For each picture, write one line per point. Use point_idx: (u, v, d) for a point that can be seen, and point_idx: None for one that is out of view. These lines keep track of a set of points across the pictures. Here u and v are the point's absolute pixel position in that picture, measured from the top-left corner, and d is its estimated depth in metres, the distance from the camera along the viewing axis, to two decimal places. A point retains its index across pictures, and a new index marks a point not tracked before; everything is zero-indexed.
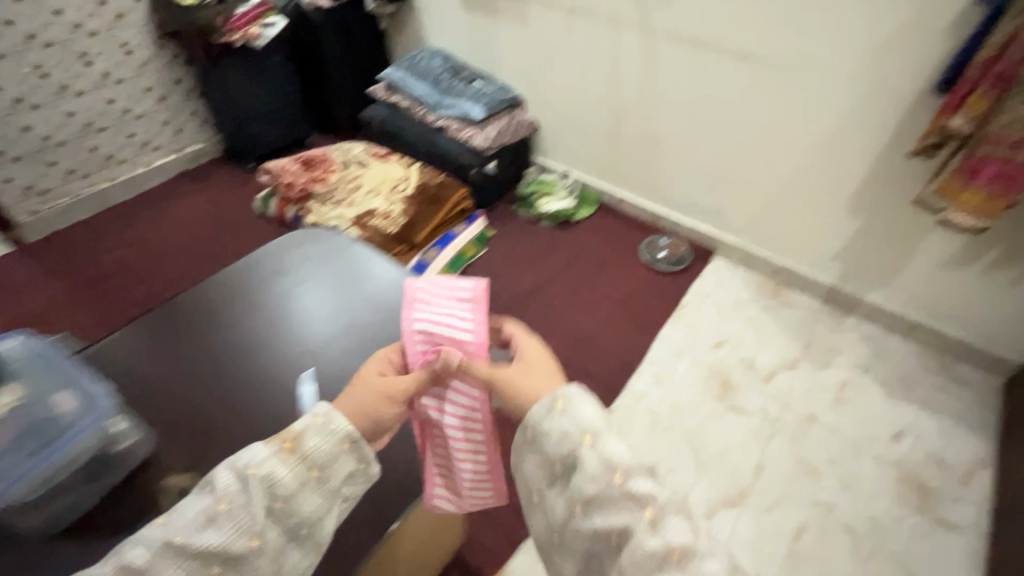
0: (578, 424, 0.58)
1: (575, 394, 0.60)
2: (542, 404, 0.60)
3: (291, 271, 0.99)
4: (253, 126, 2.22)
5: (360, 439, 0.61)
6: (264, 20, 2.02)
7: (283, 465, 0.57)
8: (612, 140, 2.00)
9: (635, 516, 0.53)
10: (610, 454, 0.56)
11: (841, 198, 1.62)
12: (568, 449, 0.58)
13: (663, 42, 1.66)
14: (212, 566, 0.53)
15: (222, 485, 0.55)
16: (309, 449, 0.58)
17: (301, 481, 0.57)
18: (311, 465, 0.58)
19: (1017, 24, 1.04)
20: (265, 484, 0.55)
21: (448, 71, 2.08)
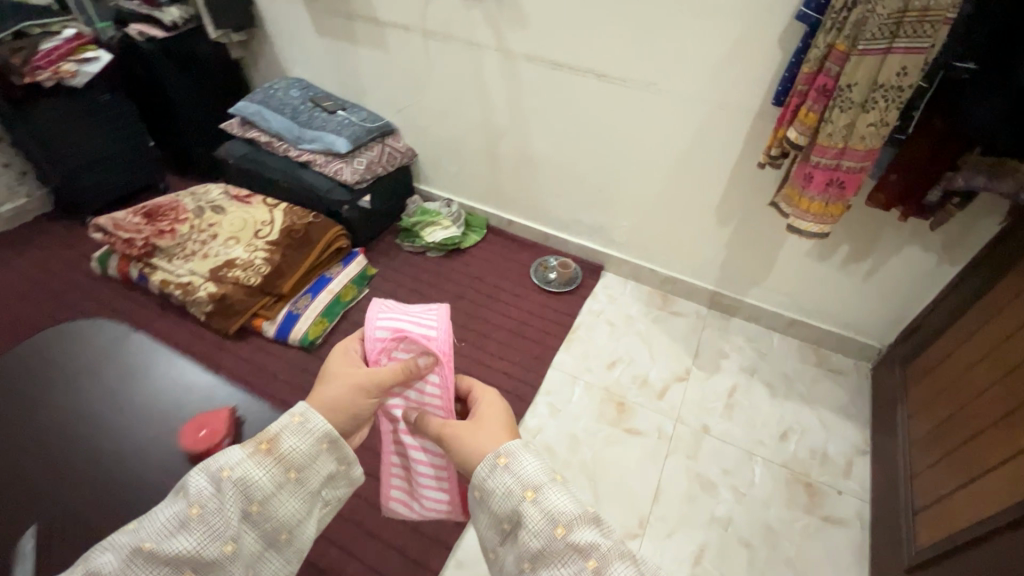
0: (519, 480, 0.65)
1: (516, 451, 0.69)
2: (487, 462, 0.69)
3: (50, 389, 0.84)
4: (87, 174, 1.94)
5: (338, 439, 0.75)
6: (82, 55, 1.76)
7: (260, 466, 0.69)
8: (490, 164, 1.94)
9: (578, 566, 0.58)
10: (552, 507, 0.63)
11: (708, 207, 1.66)
12: (513, 505, 0.65)
13: (524, 64, 1.62)
14: (184, 568, 0.62)
15: (199, 491, 0.65)
16: (285, 452, 0.71)
17: (279, 480, 0.70)
18: (289, 466, 0.71)
19: (829, 40, 1.09)
20: (240, 485, 0.67)
21: (310, 102, 1.93)
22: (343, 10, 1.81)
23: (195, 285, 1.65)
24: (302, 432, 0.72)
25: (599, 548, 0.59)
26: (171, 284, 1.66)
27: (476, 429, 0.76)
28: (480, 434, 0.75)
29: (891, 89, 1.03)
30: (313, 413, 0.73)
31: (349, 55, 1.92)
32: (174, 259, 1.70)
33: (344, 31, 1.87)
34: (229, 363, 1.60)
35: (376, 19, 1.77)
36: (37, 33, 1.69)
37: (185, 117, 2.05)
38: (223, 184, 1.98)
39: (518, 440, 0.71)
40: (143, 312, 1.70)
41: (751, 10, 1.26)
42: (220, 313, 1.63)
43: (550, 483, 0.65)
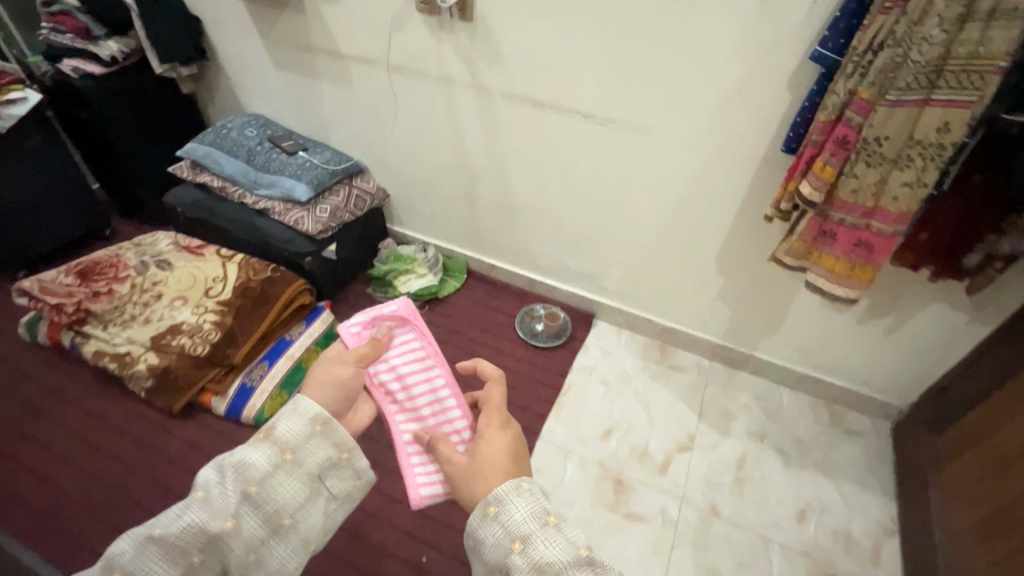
0: (508, 532, 0.70)
1: (503, 498, 0.73)
2: (478, 512, 0.74)
3: None
4: (17, 225, 1.74)
5: (330, 422, 0.86)
6: (7, 96, 1.58)
7: (258, 451, 0.81)
8: (468, 206, 1.77)
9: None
10: (539, 556, 0.67)
11: (708, 256, 1.50)
12: (503, 555, 0.70)
13: (501, 103, 1.46)
14: (194, 544, 0.74)
15: (205, 477, 0.79)
16: (280, 437, 0.83)
17: (276, 462, 0.81)
18: (284, 450, 0.82)
19: (850, 87, 0.93)
20: (239, 469, 0.79)
21: (268, 142, 1.75)
22: (301, 43, 1.64)
23: (134, 357, 1.45)
24: (292, 417, 0.84)
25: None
26: (106, 356, 1.46)
27: (480, 474, 0.78)
28: (481, 479, 0.78)
29: (928, 145, 0.89)
30: (301, 399, 0.85)
31: (310, 90, 1.75)
32: (110, 325, 1.50)
33: (303, 64, 1.69)
34: (173, 448, 1.40)
35: (337, 53, 1.60)
36: None
37: (129, 158, 1.86)
38: (172, 233, 1.79)
39: (508, 484, 0.75)
40: (74, 386, 1.48)
41: (754, 48, 1.11)
42: (162, 389, 1.43)
43: (539, 532, 0.69)
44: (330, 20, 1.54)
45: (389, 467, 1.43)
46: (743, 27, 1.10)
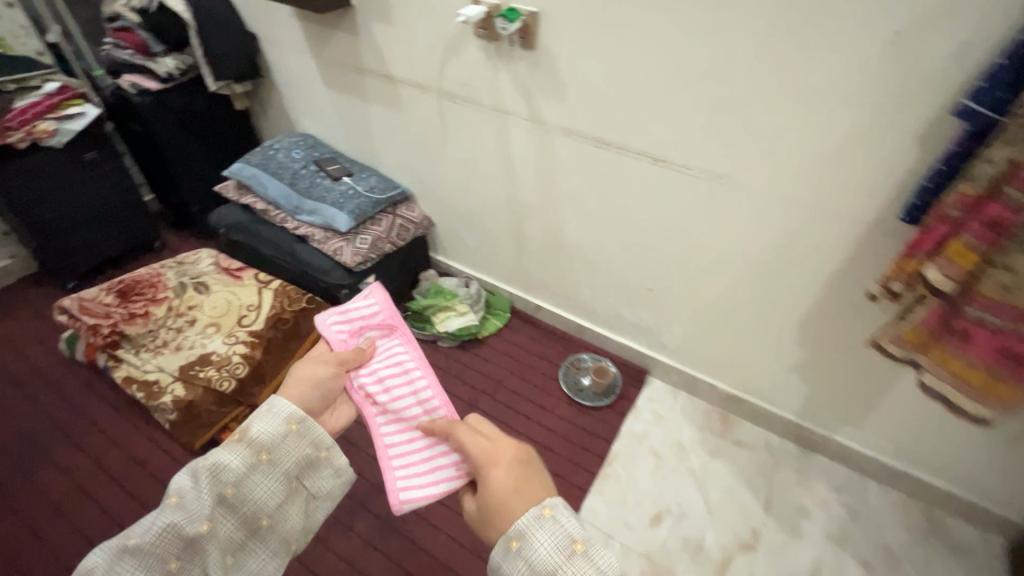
0: (534, 572, 0.60)
1: (526, 530, 0.63)
2: (500, 546, 0.64)
3: None
4: (70, 236, 1.75)
5: (306, 419, 0.85)
6: (66, 111, 1.57)
7: (233, 454, 0.79)
8: (517, 243, 1.64)
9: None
10: None
11: (789, 325, 1.29)
12: None
13: (560, 139, 1.31)
14: (170, 550, 0.71)
15: (177, 483, 0.76)
16: (254, 438, 0.80)
17: (252, 464, 0.79)
18: (260, 451, 0.80)
19: (1011, 158, 0.72)
20: (213, 473, 0.77)
21: (314, 164, 1.68)
22: (352, 64, 1.56)
23: (162, 387, 1.41)
24: (267, 417, 0.82)
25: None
26: (135, 384, 1.42)
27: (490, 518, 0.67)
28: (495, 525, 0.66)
29: None
30: (275, 398, 0.83)
31: (360, 112, 1.67)
32: (143, 350, 1.46)
33: (353, 86, 1.61)
34: None
35: (388, 76, 1.51)
36: (13, 89, 1.50)
37: (179, 173, 1.85)
38: (214, 252, 1.76)
39: (528, 517, 0.63)
40: (103, 412, 1.45)
41: (874, 97, 0.92)
42: (185, 424, 1.37)
43: (573, 566, 0.59)
44: (383, 43, 1.44)
45: (411, 534, 1.31)
46: (863, 70, 0.90)
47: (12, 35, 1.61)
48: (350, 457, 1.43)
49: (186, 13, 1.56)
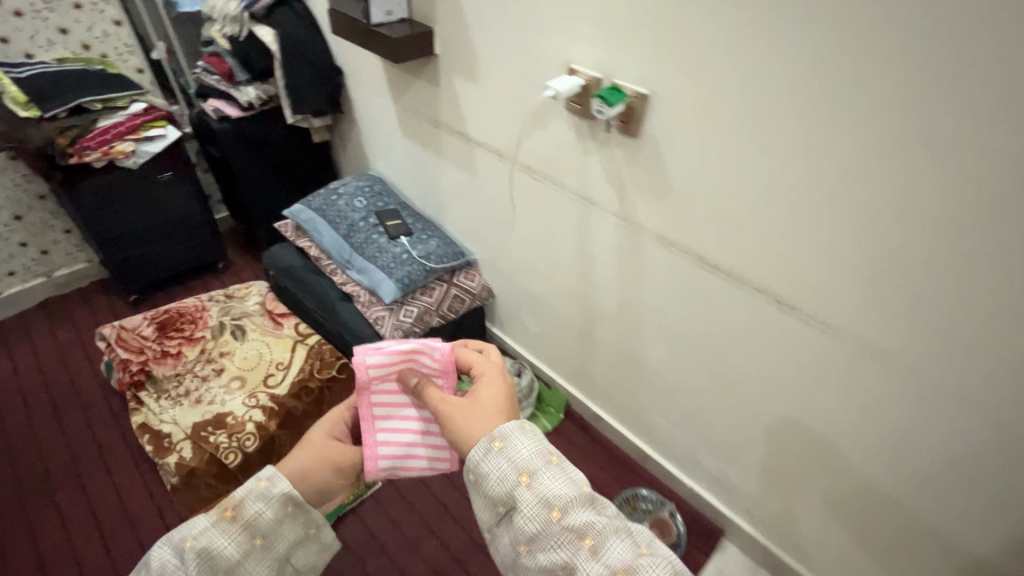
0: (514, 464, 0.57)
1: (511, 430, 0.60)
2: (480, 446, 0.61)
3: None
4: (138, 253, 1.74)
5: (304, 505, 0.68)
6: (147, 131, 1.56)
7: (222, 537, 0.62)
8: (582, 343, 1.37)
9: (575, 547, 0.55)
10: (549, 492, 0.56)
11: (941, 553, 0.91)
12: (508, 492, 0.57)
13: (653, 246, 1.04)
14: None
15: (160, 560, 0.61)
16: (248, 521, 0.64)
17: (244, 552, 0.63)
18: (254, 536, 0.64)
19: None
20: (200, 559, 0.61)
21: (373, 216, 1.53)
22: (430, 116, 1.38)
23: (171, 443, 1.30)
24: (267, 497, 0.65)
25: (599, 529, 0.55)
26: (149, 432, 1.33)
27: (470, 415, 0.68)
28: (476, 422, 0.66)
29: None
30: (277, 477, 0.66)
31: (431, 165, 1.50)
32: (164, 397, 1.37)
33: (427, 137, 1.44)
34: None
35: (465, 134, 1.31)
36: (97, 108, 1.47)
37: (249, 200, 1.78)
38: (264, 289, 1.67)
39: (514, 421, 0.62)
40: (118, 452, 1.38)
41: None
42: (184, 493, 1.25)
43: (552, 465, 0.58)
44: (463, 99, 1.25)
45: None
46: None
47: (115, 51, 1.62)
48: (350, 565, 1.25)
49: (272, 44, 1.50)
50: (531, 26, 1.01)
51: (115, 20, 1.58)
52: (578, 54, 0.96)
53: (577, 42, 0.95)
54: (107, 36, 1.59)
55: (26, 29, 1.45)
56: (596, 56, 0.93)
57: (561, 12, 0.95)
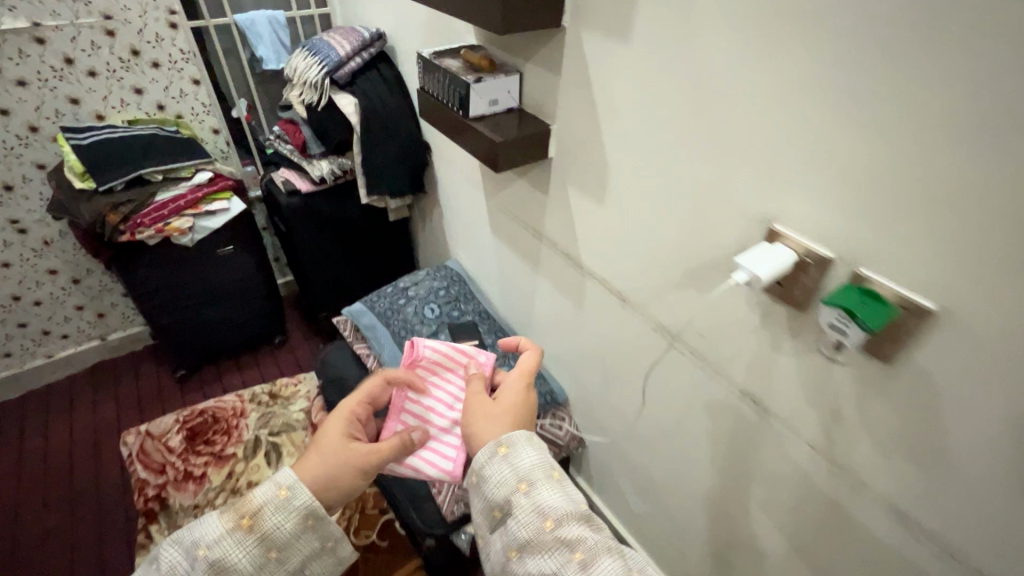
0: (515, 470, 0.70)
1: (520, 443, 0.73)
2: (488, 451, 0.73)
3: None
4: (190, 330, 1.57)
5: (323, 519, 0.67)
6: (209, 204, 1.38)
7: (237, 547, 0.62)
8: (708, 558, 0.97)
9: (565, 558, 0.64)
10: (543, 501, 0.68)
11: None
12: (507, 493, 0.70)
13: (876, 515, 0.64)
14: None
15: (173, 561, 0.63)
16: (265, 534, 0.64)
17: (258, 563, 0.63)
18: (269, 547, 0.64)
19: None
20: (215, 566, 0.61)
21: (445, 332, 1.23)
22: (530, 224, 1.07)
23: None
24: (284, 508, 0.65)
25: (588, 542, 0.65)
26: None
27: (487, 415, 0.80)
28: (490, 425, 0.78)
29: None
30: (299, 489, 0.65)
31: (523, 277, 1.18)
32: None
33: (523, 246, 1.13)
34: None
35: (574, 259, 0.98)
36: (159, 180, 1.31)
37: (312, 280, 1.56)
38: (310, 391, 1.42)
39: (522, 431, 0.75)
40: None
41: None
42: None
43: (550, 478, 0.70)
44: (579, 219, 0.92)
45: None
46: None
47: (192, 111, 1.46)
48: None
49: (353, 116, 1.27)
50: (707, 155, 0.66)
51: (195, 79, 1.42)
52: (788, 211, 0.59)
53: (791, 194, 0.58)
54: (184, 96, 1.43)
55: (99, 90, 1.31)
56: (828, 224, 0.56)
57: (768, 145, 0.59)
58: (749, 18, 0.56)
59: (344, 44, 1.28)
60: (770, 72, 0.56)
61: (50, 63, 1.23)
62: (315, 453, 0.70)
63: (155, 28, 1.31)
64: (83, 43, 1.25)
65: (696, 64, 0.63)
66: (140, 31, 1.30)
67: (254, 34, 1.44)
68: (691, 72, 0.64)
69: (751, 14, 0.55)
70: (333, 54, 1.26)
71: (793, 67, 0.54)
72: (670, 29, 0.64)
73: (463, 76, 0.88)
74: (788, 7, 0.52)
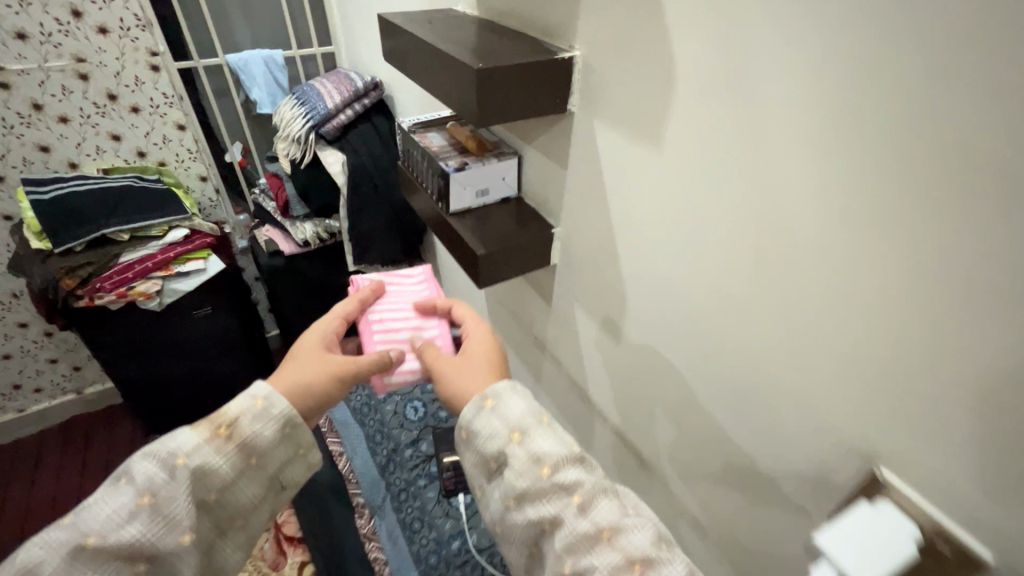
0: (506, 420, 0.53)
1: (506, 390, 0.56)
2: (471, 406, 0.55)
3: None
4: (164, 394, 1.43)
5: (302, 425, 0.56)
6: (182, 265, 1.23)
7: (217, 453, 0.50)
8: None
9: (563, 502, 0.50)
10: (541, 449, 0.51)
11: None
12: (497, 447, 0.53)
13: None
14: (136, 563, 0.46)
15: (147, 473, 0.47)
16: (245, 439, 0.52)
17: (239, 470, 0.52)
18: (250, 453, 0.52)
19: None
20: (196, 474, 0.49)
21: (427, 440, 1.02)
22: (530, 330, 0.86)
23: None
24: (262, 412, 0.53)
25: (586, 484, 0.50)
26: None
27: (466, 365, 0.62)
28: (467, 379, 0.60)
29: None
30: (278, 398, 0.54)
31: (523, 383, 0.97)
32: None
33: (523, 351, 0.93)
34: None
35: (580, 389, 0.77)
36: (124, 240, 1.17)
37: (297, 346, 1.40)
38: None
39: (507, 381, 0.58)
40: None
41: None
42: None
43: (543, 423, 0.54)
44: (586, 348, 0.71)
45: None
46: None
47: (177, 158, 1.33)
48: None
49: (339, 176, 1.10)
50: (785, 319, 0.47)
51: (180, 123, 1.29)
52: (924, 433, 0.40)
53: (928, 406, 0.39)
54: (168, 141, 1.30)
55: (72, 136, 1.20)
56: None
57: (889, 330, 0.40)
58: (871, 155, 0.37)
59: (334, 94, 1.12)
60: (906, 238, 0.36)
61: (17, 109, 1.12)
62: (288, 365, 0.60)
63: (134, 70, 1.19)
64: (54, 87, 1.13)
65: (779, 196, 0.43)
66: (118, 73, 1.17)
67: (248, 76, 1.30)
68: (768, 205, 0.44)
69: (878, 151, 0.36)
70: (320, 105, 1.10)
71: (947, 238, 0.34)
72: (737, 144, 0.44)
73: (443, 159, 0.69)
74: (939, 154, 0.33)
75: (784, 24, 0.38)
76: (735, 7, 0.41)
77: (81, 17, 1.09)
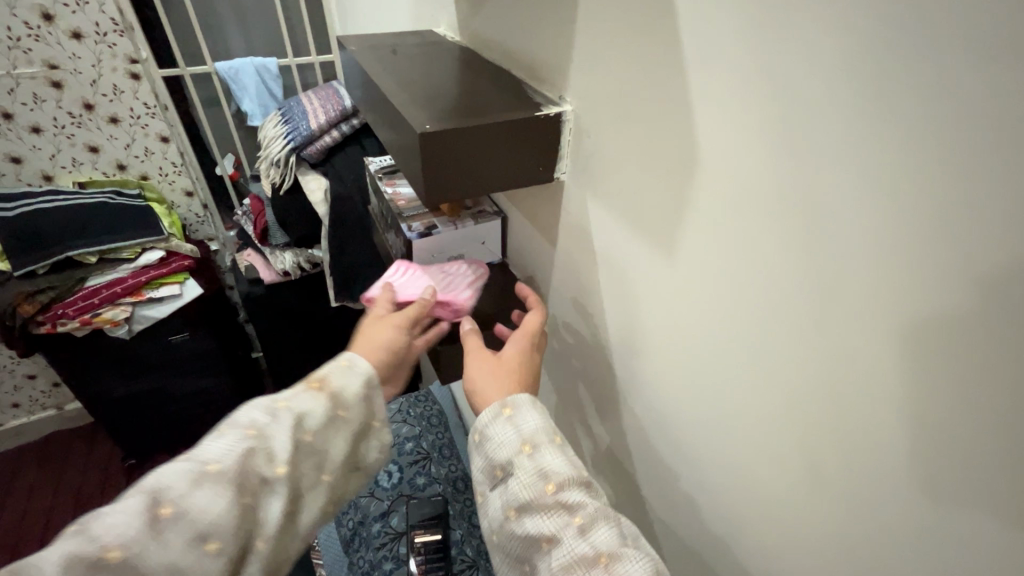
0: (518, 433, 0.45)
1: (523, 402, 0.48)
2: (489, 411, 0.48)
3: None
4: (141, 419, 1.35)
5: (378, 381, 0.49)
6: (158, 289, 1.14)
7: (310, 398, 0.45)
8: None
9: (565, 523, 0.42)
10: (551, 465, 0.44)
11: None
12: (503, 459, 0.45)
13: None
14: (240, 502, 0.38)
15: (250, 416, 0.42)
16: (337, 386, 0.46)
17: (331, 418, 0.45)
18: (341, 404, 0.46)
19: None
20: (293, 416, 0.43)
21: (399, 514, 0.88)
22: None
23: None
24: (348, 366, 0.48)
25: (590, 506, 0.42)
26: None
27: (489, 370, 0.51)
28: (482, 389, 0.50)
29: None
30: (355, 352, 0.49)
31: None
32: None
33: None
34: None
35: None
36: (93, 262, 1.07)
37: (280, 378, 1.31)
38: None
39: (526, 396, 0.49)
40: None
41: None
42: None
43: (558, 441, 0.46)
44: None
45: None
46: None
47: (160, 172, 1.24)
48: None
49: (321, 205, 1.00)
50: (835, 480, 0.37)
51: (163, 135, 1.19)
52: None
53: None
54: (150, 154, 1.21)
55: (45, 147, 1.11)
56: None
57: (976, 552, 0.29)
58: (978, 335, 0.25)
59: (318, 113, 0.99)
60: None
61: None
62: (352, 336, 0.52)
63: (112, 78, 1.09)
64: (24, 95, 1.05)
65: (831, 333, 0.32)
66: (95, 81, 1.08)
67: (238, 86, 1.19)
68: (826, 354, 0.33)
69: (984, 315, 0.25)
70: (302, 126, 0.98)
71: None
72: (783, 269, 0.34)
73: (407, 223, 0.61)
74: None
75: (847, 122, 0.28)
76: (786, 98, 0.30)
77: (53, 20, 1.00)
